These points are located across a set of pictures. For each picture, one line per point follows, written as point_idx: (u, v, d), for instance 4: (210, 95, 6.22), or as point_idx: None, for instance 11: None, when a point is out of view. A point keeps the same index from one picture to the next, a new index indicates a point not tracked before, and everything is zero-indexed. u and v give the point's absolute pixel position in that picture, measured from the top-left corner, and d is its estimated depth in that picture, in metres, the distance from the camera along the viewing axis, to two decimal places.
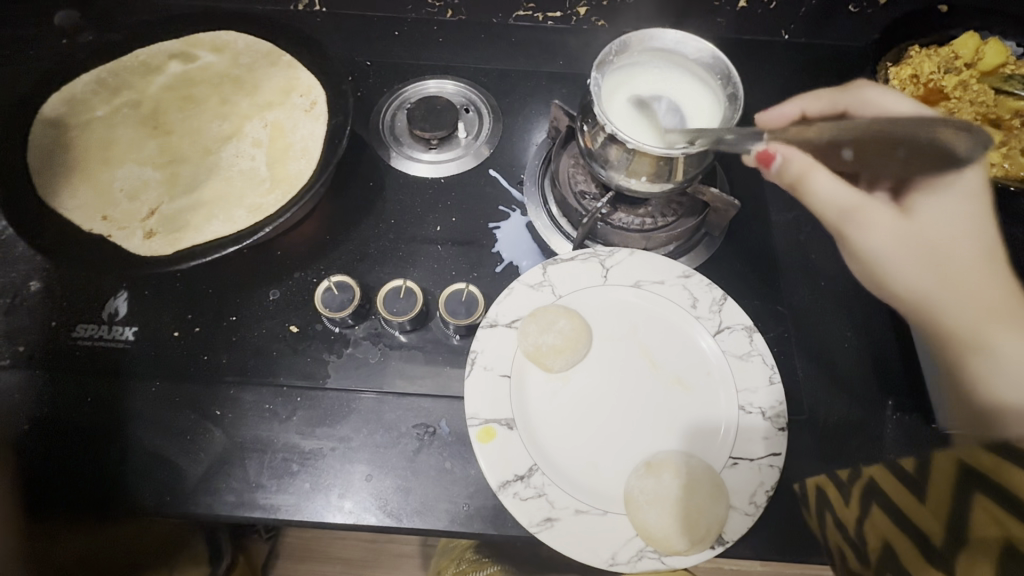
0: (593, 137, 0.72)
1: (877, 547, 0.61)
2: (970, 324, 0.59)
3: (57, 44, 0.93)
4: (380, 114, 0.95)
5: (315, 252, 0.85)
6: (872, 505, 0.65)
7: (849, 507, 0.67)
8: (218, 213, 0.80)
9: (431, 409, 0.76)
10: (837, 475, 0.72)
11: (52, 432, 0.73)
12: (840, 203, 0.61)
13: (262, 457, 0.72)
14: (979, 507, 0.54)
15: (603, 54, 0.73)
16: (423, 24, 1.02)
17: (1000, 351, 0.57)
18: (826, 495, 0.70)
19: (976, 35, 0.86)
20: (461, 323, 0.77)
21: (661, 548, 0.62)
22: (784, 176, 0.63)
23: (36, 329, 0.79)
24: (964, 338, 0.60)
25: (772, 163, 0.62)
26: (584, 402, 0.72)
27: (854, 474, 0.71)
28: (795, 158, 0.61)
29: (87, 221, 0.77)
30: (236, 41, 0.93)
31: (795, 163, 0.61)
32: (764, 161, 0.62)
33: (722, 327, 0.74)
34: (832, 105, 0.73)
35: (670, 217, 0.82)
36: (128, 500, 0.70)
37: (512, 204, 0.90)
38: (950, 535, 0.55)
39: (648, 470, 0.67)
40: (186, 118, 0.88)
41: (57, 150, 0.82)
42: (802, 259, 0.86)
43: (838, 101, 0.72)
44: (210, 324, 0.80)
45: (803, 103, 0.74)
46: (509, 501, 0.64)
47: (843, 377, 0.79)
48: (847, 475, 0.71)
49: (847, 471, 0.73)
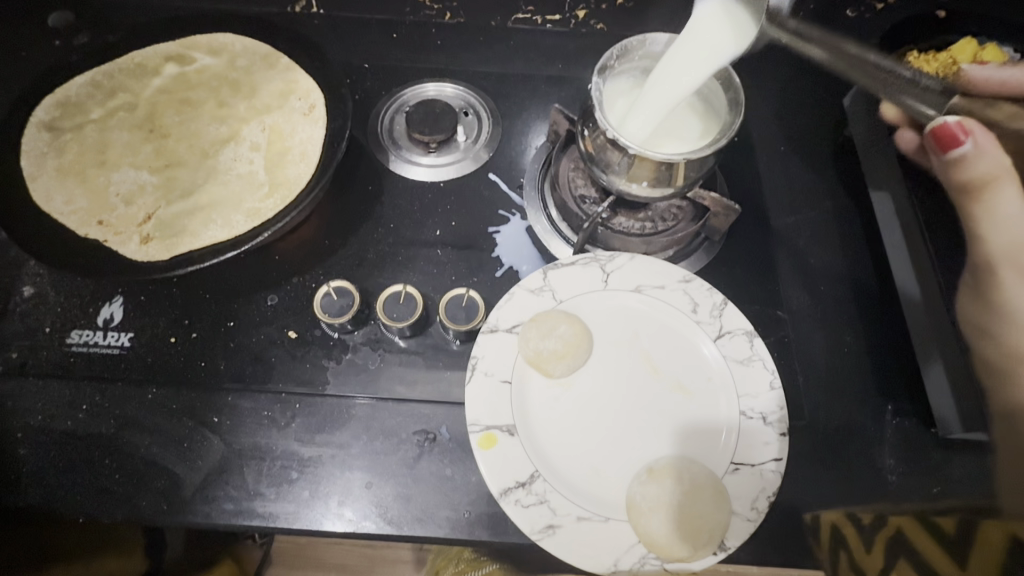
0: (595, 142, 0.72)
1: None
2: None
3: (50, 45, 0.92)
4: (378, 117, 0.94)
5: (313, 257, 0.84)
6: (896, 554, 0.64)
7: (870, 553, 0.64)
8: (216, 217, 0.79)
9: (431, 415, 0.75)
10: (859, 516, 0.70)
11: (45, 440, 0.72)
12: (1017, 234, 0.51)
13: (260, 465, 0.71)
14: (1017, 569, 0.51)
15: (605, 58, 0.73)
16: (422, 27, 1.02)
17: None
18: (844, 534, 0.69)
19: (974, 41, 0.86)
20: (461, 328, 0.76)
21: (664, 555, 0.62)
22: (960, 171, 0.56)
23: (29, 335, 0.78)
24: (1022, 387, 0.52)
25: (957, 148, 0.55)
26: (586, 407, 0.71)
27: (878, 520, 0.68)
28: (987, 149, 0.55)
29: (82, 226, 0.76)
30: (234, 44, 0.92)
31: (984, 161, 0.54)
32: (949, 137, 0.55)
33: (722, 332, 0.74)
34: None
35: (670, 222, 0.82)
36: (125, 508, 0.69)
37: (512, 208, 0.90)
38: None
39: (650, 476, 0.67)
40: (182, 121, 0.87)
41: (51, 154, 0.81)
42: (802, 262, 0.87)
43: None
44: (207, 330, 0.79)
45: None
46: (511, 509, 0.64)
47: (841, 382, 0.79)
48: (871, 519, 0.69)
49: (869, 513, 0.70)
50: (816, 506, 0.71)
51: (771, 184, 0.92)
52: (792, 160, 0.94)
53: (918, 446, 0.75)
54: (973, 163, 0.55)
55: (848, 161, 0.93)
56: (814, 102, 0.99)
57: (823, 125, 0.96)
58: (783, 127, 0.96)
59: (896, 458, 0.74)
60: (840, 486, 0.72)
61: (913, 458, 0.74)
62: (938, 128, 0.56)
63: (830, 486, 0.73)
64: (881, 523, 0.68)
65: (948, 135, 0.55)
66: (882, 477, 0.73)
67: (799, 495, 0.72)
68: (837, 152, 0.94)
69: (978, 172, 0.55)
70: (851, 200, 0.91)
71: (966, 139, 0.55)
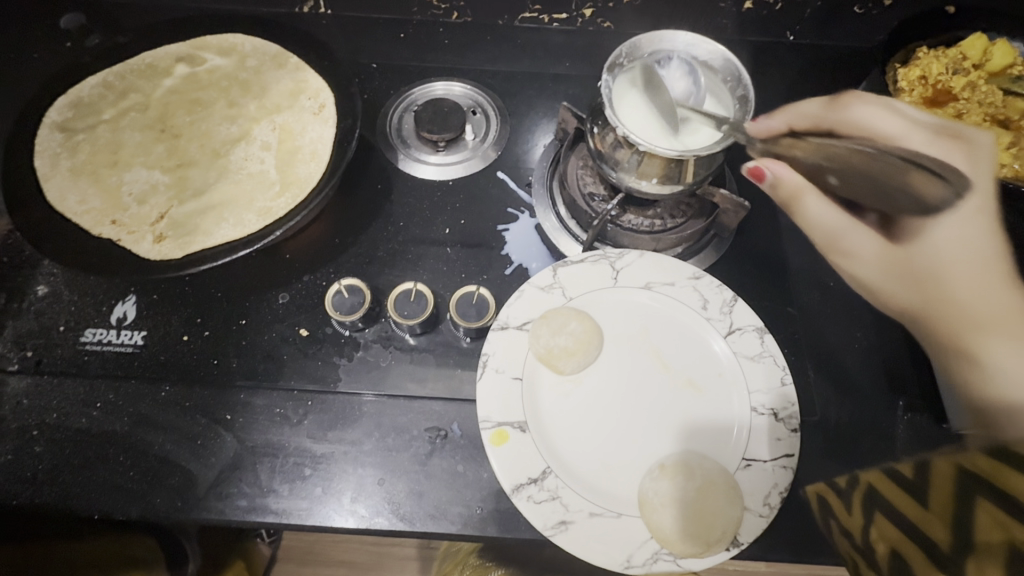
0: (604, 139, 0.73)
1: (887, 556, 0.57)
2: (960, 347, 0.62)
3: (63, 47, 0.93)
4: (387, 116, 0.95)
5: (324, 255, 0.85)
6: (873, 511, 0.62)
7: (851, 515, 0.65)
8: (227, 216, 0.79)
9: (442, 412, 0.75)
10: (836, 482, 0.71)
11: (59, 438, 0.73)
12: (830, 225, 0.65)
13: (273, 461, 0.72)
14: (982, 510, 0.51)
15: (614, 57, 0.74)
16: (429, 26, 1.02)
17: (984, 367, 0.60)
18: (829, 503, 0.68)
19: (985, 36, 0.86)
20: (471, 325, 0.77)
21: (677, 551, 0.62)
22: (778, 192, 0.67)
23: (44, 333, 0.78)
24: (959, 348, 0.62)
25: (761, 181, 0.67)
26: (596, 403, 0.71)
27: (852, 480, 0.69)
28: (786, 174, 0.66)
29: (95, 225, 0.76)
30: (243, 44, 0.92)
31: (787, 181, 0.66)
32: (756, 176, 0.67)
33: (733, 328, 0.74)
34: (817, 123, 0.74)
35: (679, 219, 0.83)
36: (139, 505, 0.69)
37: (521, 206, 0.90)
38: (956, 539, 0.51)
39: (661, 472, 0.67)
40: (193, 120, 0.88)
41: (64, 154, 0.82)
42: (811, 259, 0.87)
43: (824, 121, 0.73)
44: (219, 328, 0.79)
45: (790, 119, 0.75)
46: (523, 505, 0.64)
47: (853, 377, 0.79)
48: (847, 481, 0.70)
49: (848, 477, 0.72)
50: None
51: None
52: None
53: (930, 441, 0.74)
54: (780, 186, 0.66)
55: None
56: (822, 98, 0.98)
57: None
58: None
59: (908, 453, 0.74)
60: None
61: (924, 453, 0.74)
62: (748, 170, 0.68)
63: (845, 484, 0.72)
64: (855, 483, 0.69)
65: (755, 174, 0.67)
66: None
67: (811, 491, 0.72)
68: None
69: (783, 194, 0.66)
70: None
71: (767, 174, 0.67)
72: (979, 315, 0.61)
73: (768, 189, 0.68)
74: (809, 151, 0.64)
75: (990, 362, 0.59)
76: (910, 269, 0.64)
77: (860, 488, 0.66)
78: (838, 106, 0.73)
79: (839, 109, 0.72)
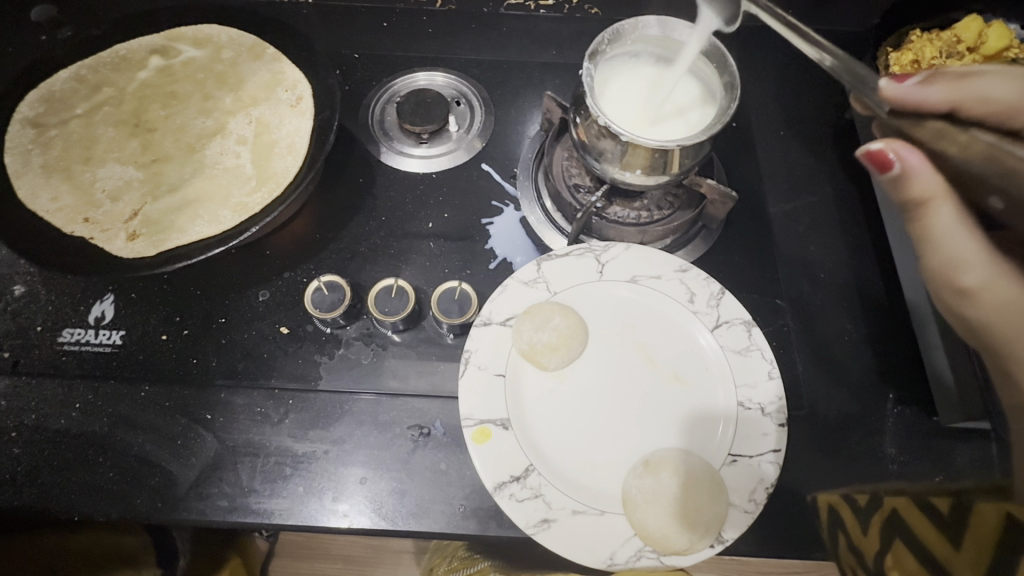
0: (588, 130, 0.71)
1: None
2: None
3: (35, 39, 0.91)
4: (369, 108, 0.93)
5: (306, 251, 0.83)
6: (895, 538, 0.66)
7: (868, 537, 0.67)
8: (203, 213, 0.78)
9: (425, 409, 0.74)
10: (854, 498, 0.70)
11: (37, 439, 0.72)
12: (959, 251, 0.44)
13: (254, 460, 0.71)
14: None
15: (596, 42, 0.71)
16: (412, 15, 0.99)
17: None
18: (841, 516, 0.70)
19: (980, 18, 0.83)
20: (454, 322, 0.75)
21: (660, 548, 0.61)
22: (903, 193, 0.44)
23: (20, 333, 0.77)
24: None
25: (887, 171, 0.44)
26: (581, 399, 0.70)
27: (873, 500, 0.70)
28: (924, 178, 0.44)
29: (68, 223, 0.75)
30: (219, 35, 0.90)
31: (920, 178, 0.43)
32: (878, 163, 0.43)
33: (720, 322, 0.73)
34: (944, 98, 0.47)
35: (666, 211, 0.81)
36: (120, 506, 0.69)
37: (505, 199, 0.88)
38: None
39: (645, 468, 0.66)
40: (169, 113, 0.86)
41: (36, 150, 0.80)
42: (803, 250, 0.85)
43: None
44: (198, 327, 0.78)
45: (962, 94, 0.47)
46: (505, 503, 0.63)
47: (842, 372, 0.77)
48: (866, 501, 0.70)
49: (863, 495, 0.71)
50: (816, 497, 0.71)
51: (770, 170, 0.90)
52: (793, 145, 0.92)
53: (921, 435, 0.73)
54: (909, 181, 0.44)
55: (848, 145, 0.91)
56: (815, 84, 0.96)
57: (823, 109, 0.94)
58: (782, 111, 0.94)
59: (898, 447, 0.73)
60: (840, 480, 0.71)
61: (914, 445, 0.73)
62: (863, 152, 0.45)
63: (847, 497, 0.71)
64: (876, 503, 0.70)
65: (876, 160, 0.43)
66: (881, 466, 0.72)
67: (797, 487, 0.71)
68: (837, 138, 0.92)
69: (911, 194, 0.44)
70: (851, 183, 0.89)
71: (896, 163, 0.43)
72: None
73: (890, 183, 0.44)
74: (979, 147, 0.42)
75: None
76: None
77: (885, 513, 0.69)
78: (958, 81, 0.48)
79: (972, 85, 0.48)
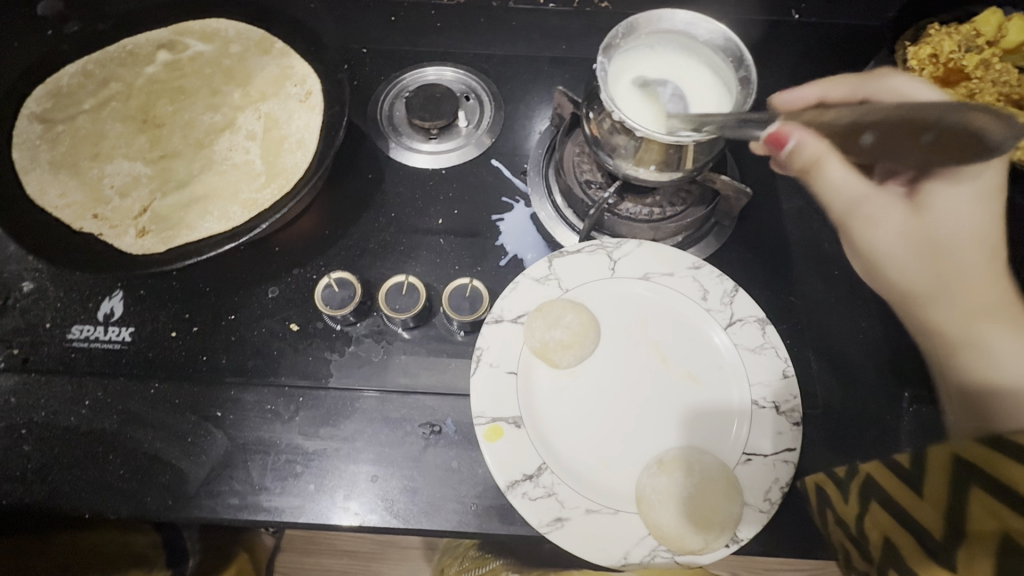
0: (600, 124, 0.70)
1: (879, 543, 0.56)
2: (956, 320, 0.60)
3: (42, 35, 0.90)
4: (378, 103, 0.92)
5: (314, 247, 0.83)
6: (872, 501, 0.59)
7: (849, 506, 0.62)
8: (213, 209, 0.77)
9: (436, 407, 0.74)
10: (836, 472, 0.67)
11: (47, 437, 0.71)
12: (852, 193, 0.61)
13: (263, 457, 0.71)
14: (977, 502, 0.48)
15: (609, 36, 0.70)
16: (420, 9, 0.98)
17: (996, 350, 0.56)
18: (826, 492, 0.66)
19: (1000, 10, 0.82)
20: (465, 319, 0.75)
21: (675, 547, 0.61)
22: (795, 162, 0.61)
23: (30, 330, 0.77)
24: (954, 336, 0.60)
25: (782, 146, 0.60)
26: (593, 397, 0.70)
27: (853, 471, 0.65)
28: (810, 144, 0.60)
29: (76, 219, 0.74)
30: (227, 29, 0.89)
31: (809, 147, 0.60)
32: (776, 143, 0.60)
33: (734, 319, 0.72)
34: (853, 93, 0.68)
35: (679, 207, 0.80)
36: (130, 504, 0.69)
37: (516, 195, 0.87)
38: (950, 530, 0.49)
39: (659, 468, 0.65)
40: (177, 109, 0.85)
41: (44, 146, 0.80)
42: (817, 246, 0.84)
43: (859, 90, 0.68)
44: (208, 323, 0.78)
45: (824, 89, 0.70)
46: (518, 502, 0.63)
47: (857, 370, 0.77)
48: (845, 472, 0.66)
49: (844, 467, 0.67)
50: None
51: None
52: None
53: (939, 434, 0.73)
54: (800, 153, 0.60)
55: None
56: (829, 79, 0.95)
57: None
58: None
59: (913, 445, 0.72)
60: None
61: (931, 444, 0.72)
62: (767, 136, 0.60)
63: None
64: (855, 473, 0.65)
65: (775, 140, 0.59)
66: None
67: None
68: None
69: (803, 159, 0.60)
70: None
71: (789, 140, 0.59)
72: (977, 298, 0.60)
73: (787, 157, 0.61)
74: (843, 113, 0.57)
75: (993, 350, 0.56)
76: (932, 245, 0.61)
77: (859, 478, 0.63)
78: (875, 76, 0.68)
79: (875, 78, 0.68)
